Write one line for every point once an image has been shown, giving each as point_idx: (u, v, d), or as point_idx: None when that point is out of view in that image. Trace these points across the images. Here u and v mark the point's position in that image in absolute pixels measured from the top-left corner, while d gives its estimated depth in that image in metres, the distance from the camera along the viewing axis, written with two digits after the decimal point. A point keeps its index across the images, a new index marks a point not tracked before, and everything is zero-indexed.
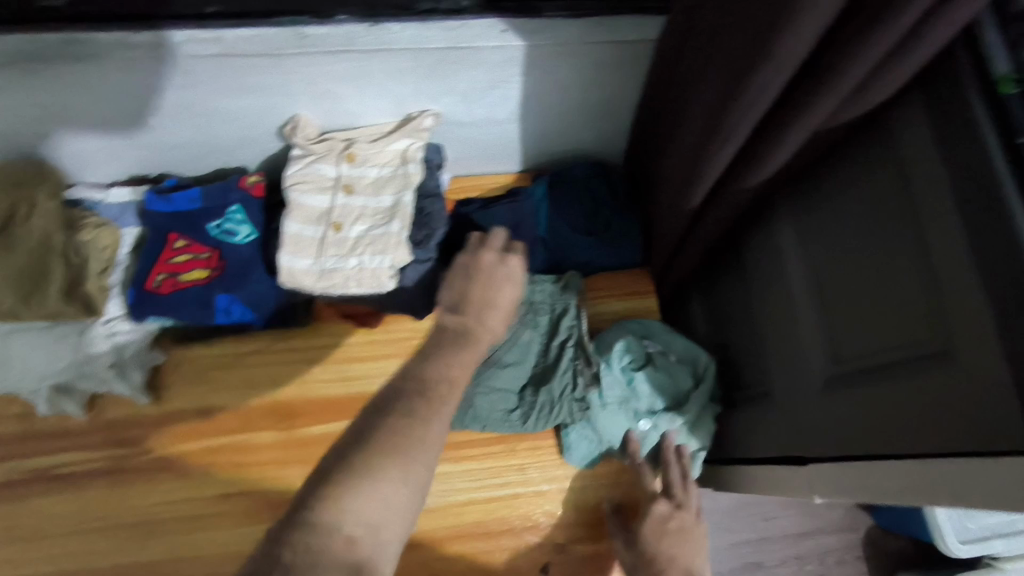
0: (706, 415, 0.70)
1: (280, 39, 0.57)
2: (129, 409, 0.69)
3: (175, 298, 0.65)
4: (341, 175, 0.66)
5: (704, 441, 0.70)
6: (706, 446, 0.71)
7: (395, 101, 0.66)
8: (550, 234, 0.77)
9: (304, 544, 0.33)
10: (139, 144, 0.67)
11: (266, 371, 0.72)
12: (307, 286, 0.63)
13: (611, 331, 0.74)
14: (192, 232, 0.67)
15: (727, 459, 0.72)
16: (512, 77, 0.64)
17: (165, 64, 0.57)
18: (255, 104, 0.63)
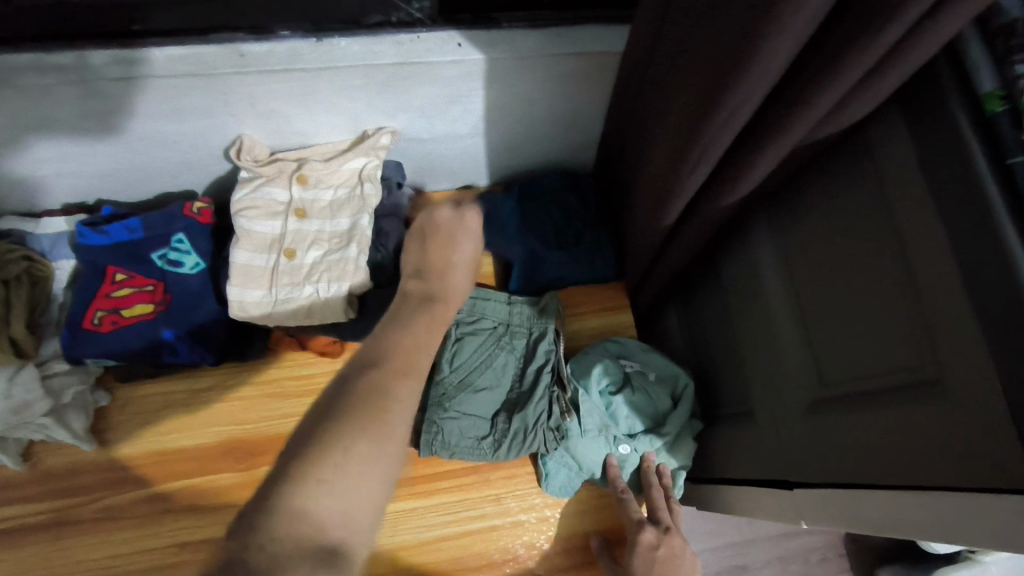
0: (687, 435, 0.67)
1: (216, 58, 0.53)
2: (71, 457, 0.64)
3: (117, 336, 0.60)
4: (293, 198, 0.62)
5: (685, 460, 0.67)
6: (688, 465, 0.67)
7: (349, 118, 0.62)
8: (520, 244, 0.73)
9: (275, 531, 0.30)
10: (70, 172, 0.62)
11: (221, 408, 0.67)
12: (261, 318, 0.59)
13: (588, 352, 0.71)
14: (133, 264, 0.62)
15: (708, 479, 0.69)
16: (473, 91, 0.61)
17: (90, 89, 0.52)
18: (196, 127, 0.59)
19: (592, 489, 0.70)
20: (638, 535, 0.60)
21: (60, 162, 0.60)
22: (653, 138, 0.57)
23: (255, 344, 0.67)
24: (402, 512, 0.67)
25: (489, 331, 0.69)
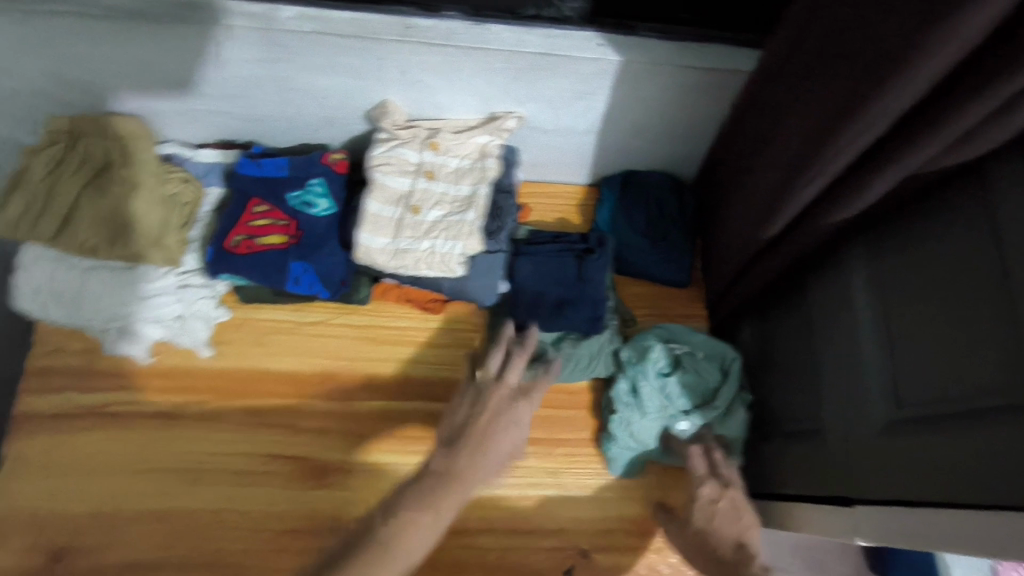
0: (739, 407, 0.69)
1: (384, 25, 0.59)
2: (184, 360, 0.71)
3: (251, 260, 0.67)
4: (424, 161, 0.68)
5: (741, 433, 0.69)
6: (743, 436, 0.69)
7: (482, 99, 0.67)
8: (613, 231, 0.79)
9: None
10: (220, 111, 0.69)
11: (324, 344, 0.74)
12: (380, 263, 0.65)
13: (640, 337, 0.74)
14: (273, 199, 0.70)
15: (761, 492, 0.72)
16: (601, 90, 0.66)
17: (268, 40, 0.59)
18: (347, 86, 0.65)
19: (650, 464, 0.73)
20: (697, 491, 0.61)
21: (221, 102, 0.67)
22: (767, 154, 0.60)
23: (361, 290, 0.72)
24: None
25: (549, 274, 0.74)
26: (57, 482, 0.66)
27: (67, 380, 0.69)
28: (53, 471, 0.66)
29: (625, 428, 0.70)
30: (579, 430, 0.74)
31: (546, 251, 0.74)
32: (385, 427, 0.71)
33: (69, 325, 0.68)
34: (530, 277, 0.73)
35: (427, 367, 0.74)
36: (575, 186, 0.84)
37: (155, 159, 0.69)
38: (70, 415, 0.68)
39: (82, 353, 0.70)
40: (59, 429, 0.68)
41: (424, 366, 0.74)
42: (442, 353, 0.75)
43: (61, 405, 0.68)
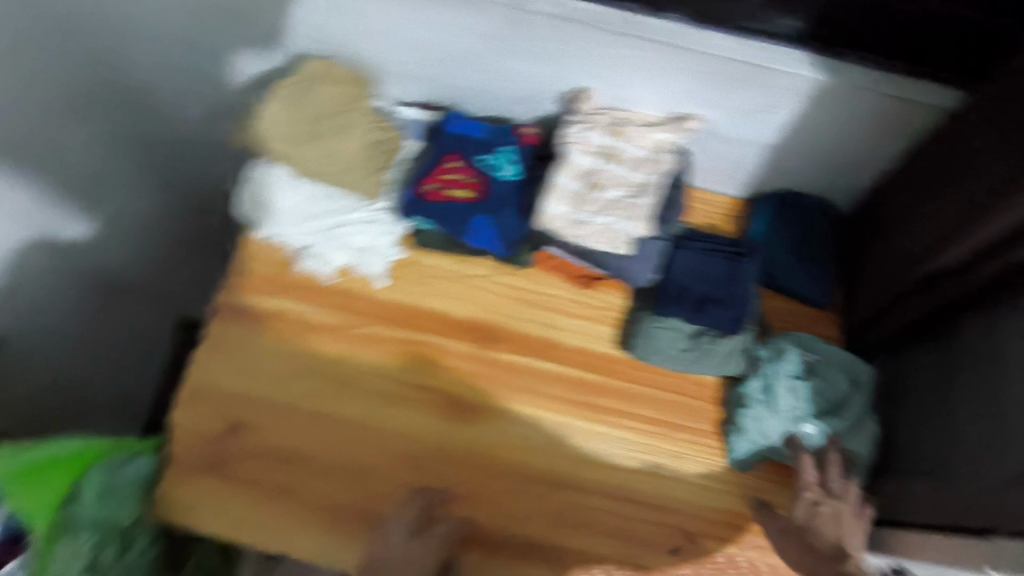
0: (867, 422, 0.72)
1: (614, 19, 0.65)
2: (357, 286, 0.79)
3: (442, 208, 0.76)
4: (608, 145, 0.73)
5: (865, 448, 0.71)
6: (868, 452, 0.71)
7: (672, 98, 0.72)
8: (765, 241, 0.83)
9: None
10: (438, 78, 0.78)
11: (481, 298, 0.81)
12: (559, 230, 0.72)
13: (774, 342, 0.77)
14: (466, 159, 0.77)
15: None
16: (790, 106, 0.70)
17: (517, 23, 0.66)
18: (559, 70, 0.71)
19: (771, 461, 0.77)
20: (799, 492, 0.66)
21: (442, 68, 0.75)
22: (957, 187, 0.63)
23: (522, 255, 0.78)
24: (590, 432, 0.77)
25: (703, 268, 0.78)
26: (240, 368, 0.76)
27: (258, 285, 0.78)
28: (240, 360, 0.76)
29: (755, 424, 0.73)
30: (700, 422, 0.78)
31: (701, 249, 0.79)
32: (523, 381, 0.78)
33: (280, 241, 0.79)
34: (683, 265, 0.78)
35: (572, 337, 0.80)
36: (729, 196, 0.88)
37: (371, 109, 0.78)
38: (259, 315, 0.77)
39: (275, 264, 0.79)
40: (248, 325, 0.77)
41: (567, 334, 0.80)
42: (582, 325, 0.81)
43: (253, 306, 0.78)
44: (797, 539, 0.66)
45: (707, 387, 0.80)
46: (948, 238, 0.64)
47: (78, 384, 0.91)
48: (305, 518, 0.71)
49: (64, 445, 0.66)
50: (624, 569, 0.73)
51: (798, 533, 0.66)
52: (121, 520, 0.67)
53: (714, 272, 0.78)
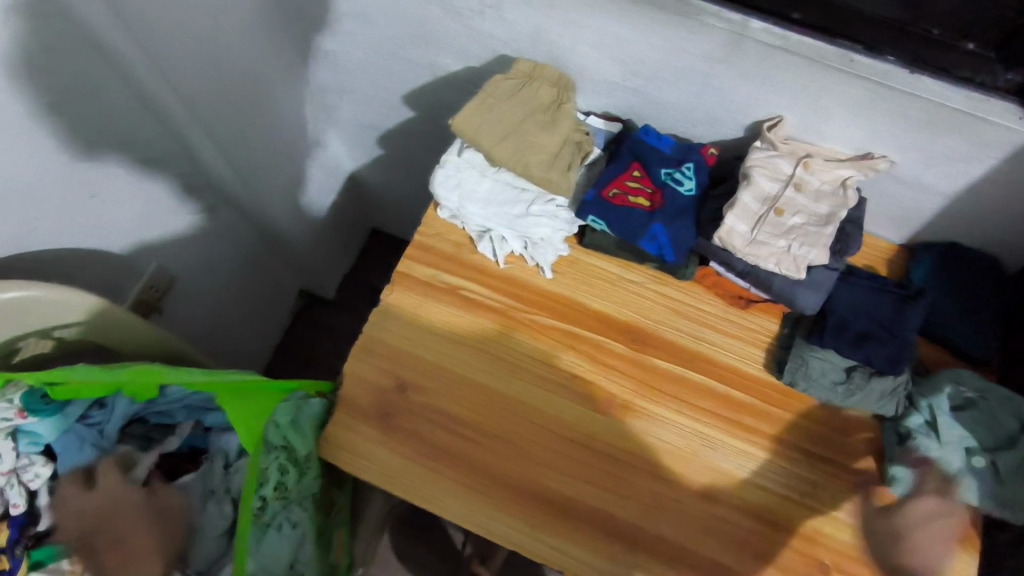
0: None
1: (832, 54, 0.67)
2: (527, 274, 0.85)
3: (622, 212, 0.80)
4: (796, 174, 0.76)
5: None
6: None
7: (870, 137, 0.75)
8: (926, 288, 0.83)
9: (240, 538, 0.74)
10: (634, 90, 0.83)
11: (638, 302, 0.84)
12: (736, 246, 0.74)
13: (928, 380, 0.79)
14: (648, 169, 0.82)
15: None
16: (990, 156, 0.70)
17: (734, 46, 0.70)
18: (760, 95, 0.75)
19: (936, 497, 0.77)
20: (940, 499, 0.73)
21: (645, 82, 0.81)
22: None
23: (689, 269, 0.83)
24: (735, 448, 0.78)
25: (867, 306, 0.79)
26: (412, 332, 0.81)
27: (437, 260, 0.85)
28: (414, 323, 0.82)
29: (918, 456, 0.75)
30: (847, 458, 0.78)
31: (867, 287, 0.80)
32: (673, 388, 0.80)
33: (463, 221, 0.85)
34: (846, 299, 0.79)
35: (723, 353, 0.82)
36: (890, 242, 0.89)
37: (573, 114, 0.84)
38: (434, 287, 0.84)
39: (455, 244, 0.86)
40: (423, 294, 0.83)
41: (717, 349, 0.82)
42: (732, 343, 0.83)
43: (430, 278, 0.84)
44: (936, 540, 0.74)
45: (854, 425, 0.80)
46: None
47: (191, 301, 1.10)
48: (458, 480, 0.76)
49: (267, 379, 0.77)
50: None
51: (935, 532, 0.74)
52: (297, 451, 0.74)
53: (877, 312, 0.79)
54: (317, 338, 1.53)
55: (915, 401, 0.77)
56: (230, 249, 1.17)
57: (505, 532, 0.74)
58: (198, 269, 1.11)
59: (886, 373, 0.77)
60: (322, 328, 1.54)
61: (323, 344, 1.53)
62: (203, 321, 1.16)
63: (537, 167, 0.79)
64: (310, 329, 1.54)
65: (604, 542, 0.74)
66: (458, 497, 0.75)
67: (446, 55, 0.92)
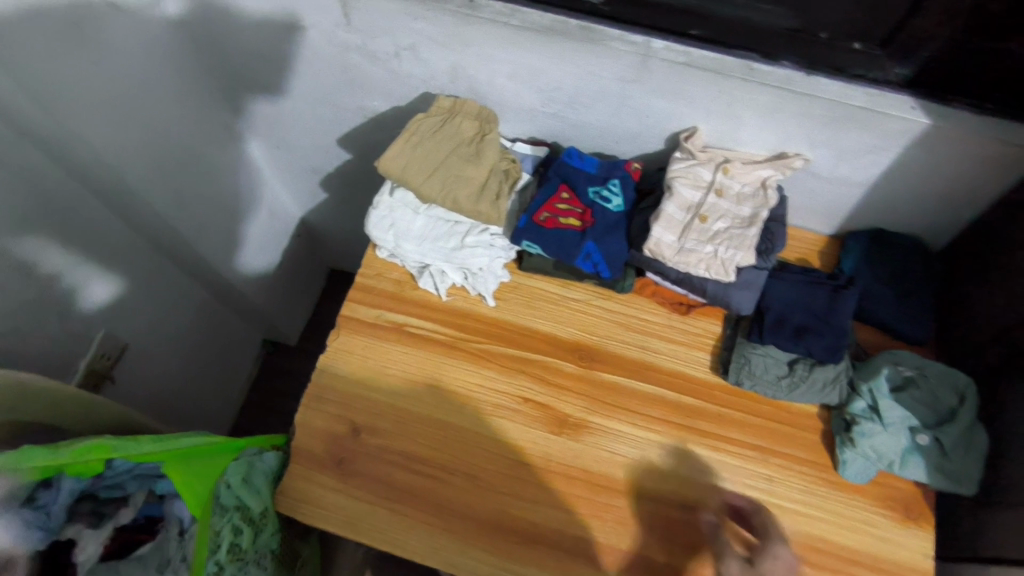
0: (974, 435, 0.76)
1: (733, 65, 0.70)
2: (471, 304, 0.86)
3: (553, 234, 0.81)
4: (716, 181, 0.78)
5: (973, 468, 0.75)
6: (979, 461, 0.75)
7: (781, 138, 0.77)
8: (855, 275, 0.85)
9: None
10: (555, 115, 0.85)
11: (581, 319, 0.85)
12: (666, 256, 0.76)
13: (867, 362, 0.81)
14: (576, 190, 0.84)
15: (993, 558, 0.74)
16: (894, 147, 0.73)
17: (642, 66, 0.72)
18: (673, 110, 0.77)
19: (886, 476, 0.79)
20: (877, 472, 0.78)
21: (564, 106, 0.83)
22: None
23: (627, 280, 0.84)
24: (689, 453, 0.79)
25: (800, 299, 0.81)
26: (360, 374, 0.82)
27: (380, 299, 0.86)
28: (361, 365, 0.82)
29: (867, 440, 0.76)
30: (798, 449, 0.80)
31: (800, 281, 0.82)
32: (623, 399, 0.81)
33: (403, 259, 0.86)
34: (779, 295, 0.81)
35: (668, 360, 0.84)
36: (819, 234, 0.92)
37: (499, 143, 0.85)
38: (380, 326, 0.85)
39: (396, 281, 0.87)
40: (369, 334, 0.84)
41: (662, 356, 0.84)
42: (677, 349, 0.84)
43: (375, 318, 0.85)
44: (885, 524, 0.76)
45: (802, 416, 0.82)
46: None
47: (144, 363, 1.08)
48: (418, 520, 0.75)
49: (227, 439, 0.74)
50: None
51: (884, 511, 0.77)
52: (253, 509, 0.75)
53: (811, 305, 0.81)
54: (284, 386, 1.51)
55: (858, 386, 0.79)
56: (181, 309, 1.16)
57: (470, 567, 0.74)
58: (150, 330, 1.09)
59: (827, 362, 0.78)
60: (288, 376, 1.52)
61: (290, 392, 1.51)
62: (163, 382, 1.15)
63: (467, 201, 0.79)
64: (276, 378, 1.52)
65: (569, 563, 0.74)
66: (419, 537, 0.75)
67: (371, 98, 0.94)
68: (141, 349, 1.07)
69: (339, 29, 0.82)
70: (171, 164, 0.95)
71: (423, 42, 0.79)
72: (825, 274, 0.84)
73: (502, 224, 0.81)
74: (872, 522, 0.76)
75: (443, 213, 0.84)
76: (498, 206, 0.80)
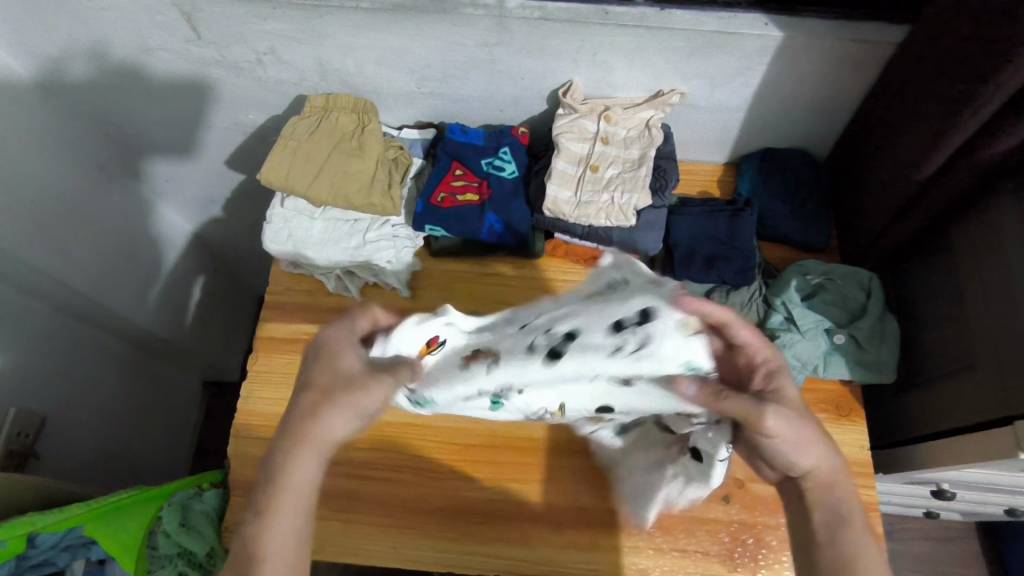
0: (886, 326, 0.79)
1: (587, 12, 0.70)
2: (388, 298, 0.85)
3: (453, 212, 0.81)
4: (600, 129, 0.79)
5: (889, 355, 0.78)
6: (894, 350, 0.79)
7: (653, 76, 0.78)
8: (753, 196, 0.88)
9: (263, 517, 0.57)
10: (433, 94, 0.84)
11: (502, 292, 0.85)
12: (565, 213, 0.77)
13: (777, 278, 0.84)
14: (468, 164, 0.83)
15: (924, 435, 0.78)
16: (759, 65, 0.74)
17: (500, 29, 0.72)
18: (544, 68, 0.77)
19: (814, 381, 0.82)
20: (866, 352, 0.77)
21: (439, 83, 0.82)
22: (921, 113, 0.68)
23: (537, 245, 0.84)
24: None
25: (705, 230, 0.83)
26: (288, 391, 0.80)
27: (296, 313, 0.85)
28: (288, 382, 0.81)
29: (789, 350, 0.78)
30: None
31: (700, 212, 0.84)
32: None
33: (308, 267, 0.84)
34: (683, 229, 0.83)
35: None
36: (715, 164, 0.94)
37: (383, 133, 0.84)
38: (300, 340, 0.83)
39: (308, 292, 0.86)
40: (290, 350, 0.83)
41: None
42: None
43: (293, 333, 0.84)
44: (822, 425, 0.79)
45: None
46: (920, 157, 0.69)
47: (83, 429, 1.02)
48: (373, 523, 0.75)
49: (164, 487, 0.75)
50: (688, 525, 0.74)
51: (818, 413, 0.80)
52: (196, 552, 0.73)
53: (716, 233, 0.82)
54: None
55: (773, 301, 0.82)
56: (108, 375, 1.08)
57: (440, 558, 0.74)
58: (72, 400, 1.00)
59: (740, 286, 0.81)
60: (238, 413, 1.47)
61: None
62: (109, 446, 1.09)
63: (358, 196, 0.79)
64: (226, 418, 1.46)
65: (532, 531, 0.75)
66: (380, 542, 0.74)
67: (245, 111, 0.91)
68: (78, 417, 1.01)
69: (190, 45, 0.79)
70: (61, 217, 0.91)
71: (279, 43, 0.77)
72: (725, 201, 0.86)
73: (399, 213, 0.81)
74: None
75: (337, 212, 0.82)
76: (390, 195, 0.80)
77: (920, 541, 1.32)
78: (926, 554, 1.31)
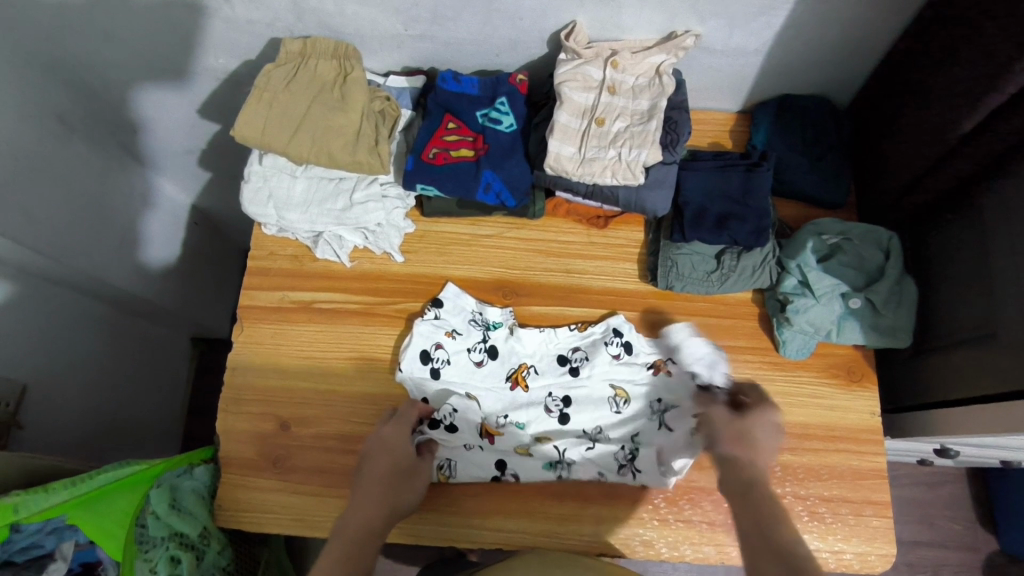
0: (903, 286, 0.75)
1: None
2: (381, 264, 0.81)
3: (447, 169, 0.74)
4: (607, 77, 0.72)
5: (907, 321, 0.75)
6: (912, 315, 0.75)
7: (666, 16, 0.70)
8: (766, 147, 0.81)
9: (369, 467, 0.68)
10: (421, 36, 0.76)
11: (500, 255, 0.81)
12: (569, 171, 0.70)
13: (791, 235, 0.79)
14: (462, 117, 0.76)
15: (938, 402, 0.76)
16: (785, 4, 0.67)
17: None
18: (546, 8, 0.69)
19: (826, 345, 0.79)
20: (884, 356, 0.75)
21: (429, 24, 0.73)
22: (966, 60, 0.62)
23: (537, 204, 0.79)
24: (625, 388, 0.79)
25: (718, 188, 0.77)
26: (275, 363, 0.77)
27: (280, 280, 0.80)
28: (275, 352, 0.78)
29: (802, 315, 0.75)
30: (740, 338, 0.79)
31: (712, 167, 0.78)
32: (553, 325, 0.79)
33: (289, 232, 0.79)
34: (694, 184, 0.77)
35: (595, 278, 0.81)
36: (727, 113, 0.87)
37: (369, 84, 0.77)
38: (286, 308, 0.79)
39: (293, 258, 0.81)
40: (277, 318, 0.79)
41: (590, 275, 0.81)
42: (605, 265, 0.81)
43: (279, 300, 0.80)
44: (831, 390, 0.77)
45: (736, 304, 0.80)
46: (958, 112, 0.64)
47: (69, 396, 0.99)
48: None
49: (154, 463, 0.72)
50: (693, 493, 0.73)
51: (830, 378, 0.77)
52: (189, 533, 0.73)
53: (731, 193, 0.76)
54: None
55: (787, 263, 0.77)
56: (89, 338, 1.03)
57: (437, 531, 0.72)
58: (54, 366, 0.96)
59: (753, 247, 0.75)
60: None
61: None
62: (99, 410, 1.06)
63: (339, 149, 0.71)
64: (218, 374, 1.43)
65: (534, 503, 0.73)
66: None
67: (214, 56, 0.83)
68: (61, 383, 0.97)
69: None
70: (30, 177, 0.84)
71: None
72: (739, 154, 0.80)
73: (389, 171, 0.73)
74: (817, 391, 0.77)
75: (320, 170, 0.76)
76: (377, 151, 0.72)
77: (910, 486, 1.34)
78: (915, 499, 1.33)
